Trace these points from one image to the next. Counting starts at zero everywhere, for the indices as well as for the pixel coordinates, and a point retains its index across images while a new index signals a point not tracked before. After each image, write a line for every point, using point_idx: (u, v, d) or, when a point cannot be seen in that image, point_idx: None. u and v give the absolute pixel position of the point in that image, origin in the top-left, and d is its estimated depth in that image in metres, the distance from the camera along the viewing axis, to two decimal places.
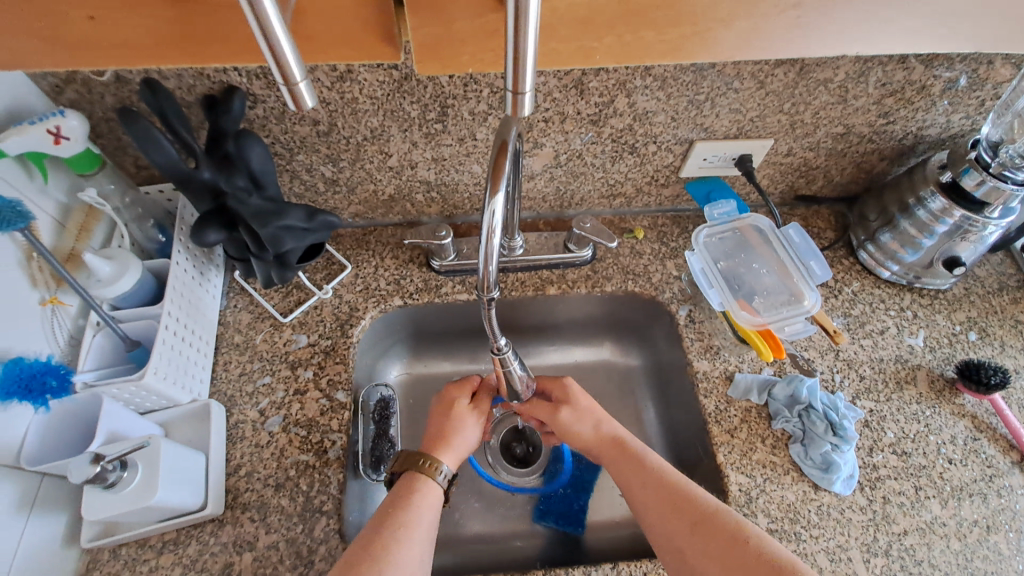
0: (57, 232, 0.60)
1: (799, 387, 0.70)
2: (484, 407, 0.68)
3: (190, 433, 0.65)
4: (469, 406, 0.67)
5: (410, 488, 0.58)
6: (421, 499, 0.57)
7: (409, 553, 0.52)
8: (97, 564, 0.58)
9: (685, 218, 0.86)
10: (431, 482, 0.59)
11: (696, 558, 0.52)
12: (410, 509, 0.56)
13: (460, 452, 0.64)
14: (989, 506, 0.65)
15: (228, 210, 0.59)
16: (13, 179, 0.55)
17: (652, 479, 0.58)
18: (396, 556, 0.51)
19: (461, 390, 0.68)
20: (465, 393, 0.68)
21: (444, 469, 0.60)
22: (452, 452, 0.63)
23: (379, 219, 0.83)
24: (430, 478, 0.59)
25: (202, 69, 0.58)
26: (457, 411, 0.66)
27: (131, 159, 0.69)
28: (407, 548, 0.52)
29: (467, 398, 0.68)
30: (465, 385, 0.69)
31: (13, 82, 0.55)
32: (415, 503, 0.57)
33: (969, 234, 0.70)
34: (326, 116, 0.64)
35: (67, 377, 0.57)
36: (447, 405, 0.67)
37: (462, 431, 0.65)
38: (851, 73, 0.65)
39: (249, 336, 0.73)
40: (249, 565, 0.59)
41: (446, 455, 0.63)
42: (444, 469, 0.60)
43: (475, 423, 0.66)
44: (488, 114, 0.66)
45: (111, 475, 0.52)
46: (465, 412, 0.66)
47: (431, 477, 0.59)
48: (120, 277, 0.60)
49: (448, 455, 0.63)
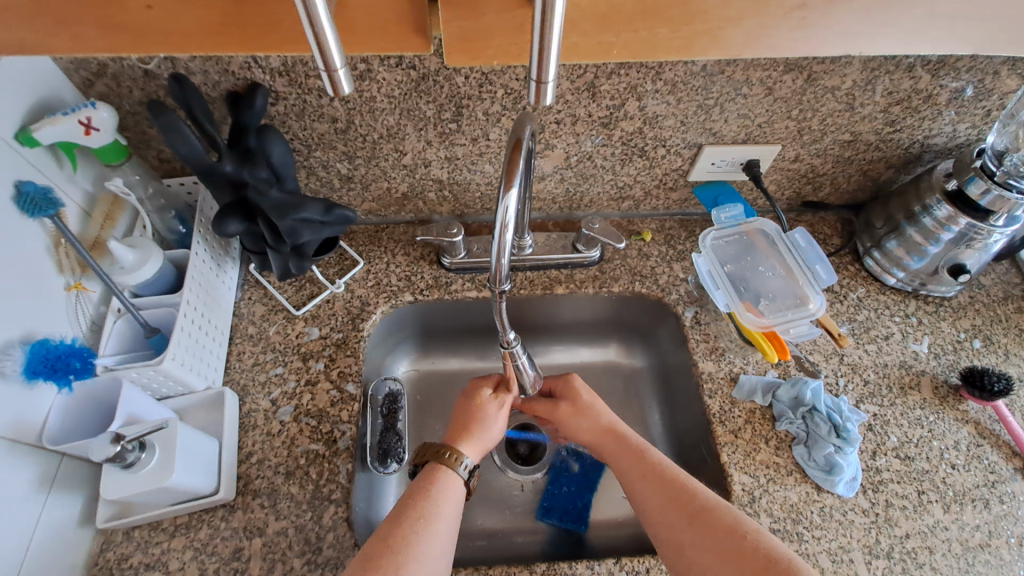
0: (83, 220, 0.62)
1: (803, 389, 0.70)
2: (506, 401, 0.68)
3: (205, 419, 0.66)
4: (493, 398, 0.67)
5: (433, 477, 0.59)
6: (442, 491, 0.58)
7: (433, 547, 0.53)
8: (110, 545, 0.60)
9: (692, 222, 0.88)
10: (453, 473, 0.60)
11: (693, 549, 0.53)
12: (432, 502, 0.57)
13: (483, 444, 0.65)
14: (992, 512, 0.65)
15: (248, 203, 0.61)
16: (45, 167, 0.58)
17: (651, 472, 0.59)
18: (418, 550, 0.52)
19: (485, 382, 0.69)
20: (489, 388, 0.68)
21: (466, 461, 0.61)
22: (474, 444, 0.64)
23: (392, 217, 0.85)
24: (451, 470, 0.60)
25: (227, 65, 0.60)
26: (479, 402, 0.67)
27: (155, 153, 0.71)
28: (432, 542, 0.53)
29: (491, 391, 0.68)
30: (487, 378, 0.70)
31: (47, 75, 0.57)
32: (436, 496, 0.57)
33: (974, 242, 0.70)
34: (345, 114, 0.66)
35: (90, 360, 0.59)
36: (470, 397, 0.68)
37: (486, 424, 0.66)
38: (859, 81, 0.66)
39: (263, 328, 0.75)
40: (259, 550, 0.60)
41: (469, 448, 0.64)
42: (465, 460, 0.61)
43: (500, 416, 0.67)
44: (502, 115, 0.68)
45: (130, 455, 0.53)
46: (489, 405, 0.67)
47: (453, 469, 0.60)
48: (142, 265, 0.62)
49: (471, 447, 0.64)
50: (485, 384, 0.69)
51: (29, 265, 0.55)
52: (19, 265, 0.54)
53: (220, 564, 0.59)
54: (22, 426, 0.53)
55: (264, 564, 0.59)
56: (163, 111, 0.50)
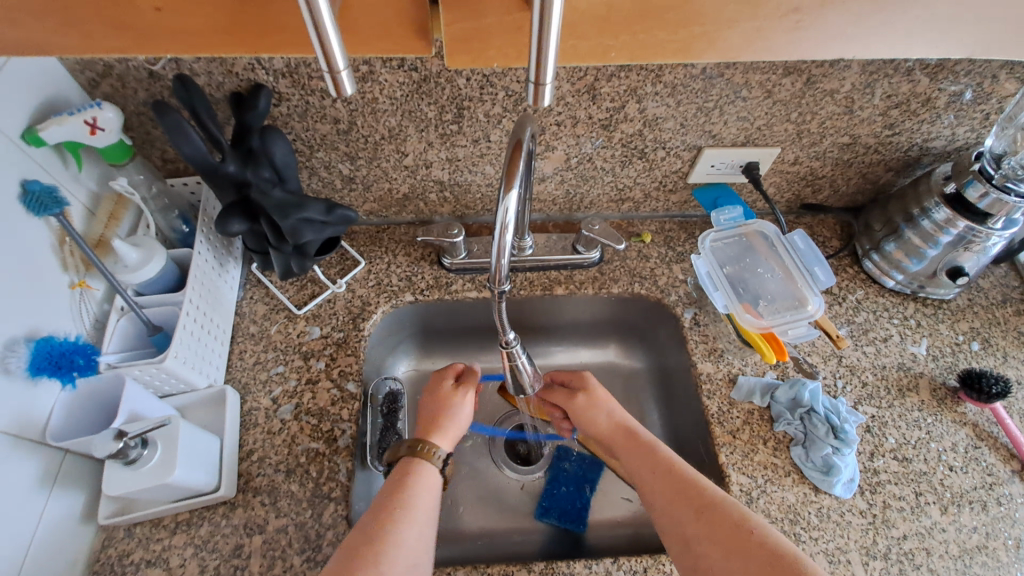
0: (87, 219, 0.63)
1: (801, 391, 0.71)
2: (470, 389, 0.69)
3: (206, 417, 0.67)
4: (454, 390, 0.69)
5: (409, 470, 0.60)
6: (422, 480, 0.59)
7: (412, 534, 0.53)
8: (112, 541, 0.60)
9: (692, 223, 0.88)
10: (429, 463, 0.61)
11: (700, 544, 0.53)
12: (408, 491, 0.57)
13: (453, 434, 0.66)
14: (989, 514, 0.65)
15: (251, 202, 0.61)
16: (51, 167, 0.58)
17: (661, 468, 0.60)
18: (398, 538, 0.52)
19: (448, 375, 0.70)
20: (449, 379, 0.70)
21: (440, 451, 0.62)
22: (445, 433, 0.65)
23: (393, 217, 0.85)
24: (427, 461, 0.61)
25: (231, 66, 0.60)
26: (443, 395, 0.68)
27: (158, 153, 0.72)
28: (410, 529, 0.54)
29: (452, 382, 0.70)
30: (446, 370, 0.71)
31: (53, 76, 0.58)
32: (411, 484, 0.58)
33: (973, 245, 0.70)
34: (347, 115, 0.67)
35: (93, 357, 0.60)
36: (433, 393, 0.69)
37: (452, 415, 0.67)
38: (857, 85, 0.67)
39: (265, 327, 0.75)
40: (259, 547, 0.60)
41: (442, 438, 0.64)
42: (439, 450, 0.62)
43: (464, 405, 0.68)
44: (503, 117, 0.68)
45: (132, 452, 0.54)
46: (451, 397, 0.68)
47: (428, 459, 0.61)
48: (145, 263, 0.62)
49: (442, 437, 0.65)
50: (447, 376, 0.70)
51: (34, 262, 0.56)
52: (24, 264, 0.55)
53: (221, 561, 0.60)
54: (25, 422, 0.54)
55: (264, 561, 0.60)
56: (167, 111, 0.51)
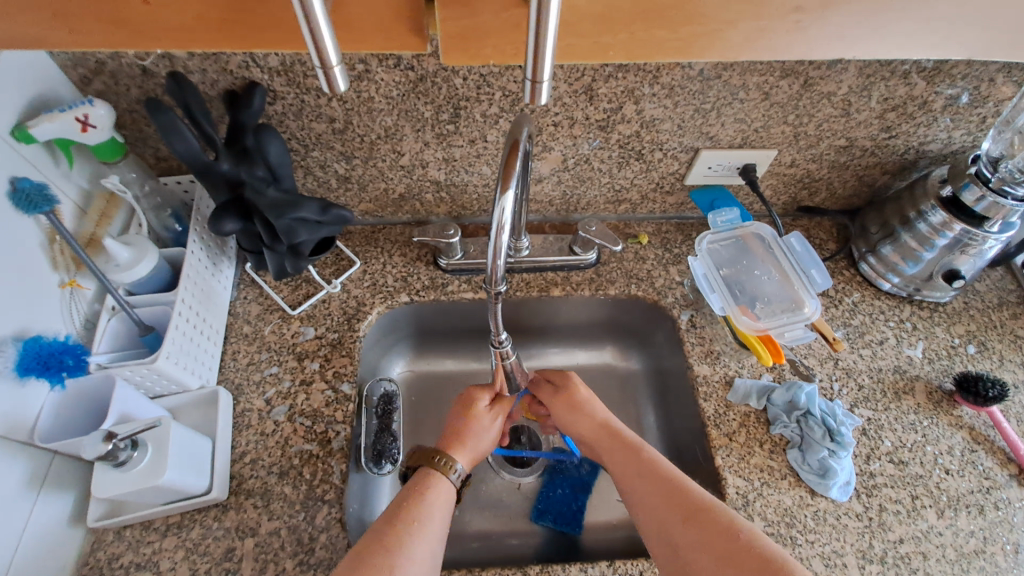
0: (78, 217, 0.62)
1: (798, 394, 0.70)
2: (501, 413, 0.68)
3: (198, 418, 0.66)
4: (488, 411, 0.68)
5: (424, 482, 0.59)
6: (435, 494, 0.58)
7: (423, 547, 0.53)
8: (101, 544, 0.59)
9: (689, 225, 0.88)
10: (445, 478, 0.60)
11: (689, 549, 0.52)
12: (419, 504, 0.56)
13: (474, 453, 0.64)
14: (986, 518, 0.65)
15: (244, 201, 0.61)
16: (41, 163, 0.58)
17: (645, 471, 0.59)
18: (410, 550, 0.52)
19: (481, 392, 0.69)
20: (484, 397, 0.69)
21: (458, 468, 0.61)
22: (467, 451, 0.64)
23: (389, 218, 0.85)
24: (444, 475, 0.60)
25: (226, 64, 0.60)
26: (474, 412, 0.67)
27: (151, 151, 0.71)
28: (422, 542, 0.53)
29: (486, 402, 0.68)
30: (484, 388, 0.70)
31: (45, 72, 0.57)
32: (424, 495, 0.57)
33: (968, 248, 0.70)
34: (342, 114, 0.66)
35: (83, 357, 0.59)
36: (464, 406, 0.68)
37: (477, 434, 0.65)
38: (855, 87, 0.67)
39: (258, 327, 0.75)
40: (251, 550, 0.60)
41: (461, 453, 0.63)
42: (457, 468, 0.61)
43: (492, 426, 0.67)
44: (500, 117, 0.68)
45: (122, 454, 0.53)
46: (481, 416, 0.67)
47: (446, 474, 0.60)
48: (137, 263, 0.61)
49: (463, 454, 0.63)
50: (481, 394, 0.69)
51: (23, 261, 0.55)
52: (13, 261, 0.54)
53: (211, 565, 0.59)
54: (12, 422, 0.53)
55: (255, 564, 0.59)
56: (161, 110, 0.50)
